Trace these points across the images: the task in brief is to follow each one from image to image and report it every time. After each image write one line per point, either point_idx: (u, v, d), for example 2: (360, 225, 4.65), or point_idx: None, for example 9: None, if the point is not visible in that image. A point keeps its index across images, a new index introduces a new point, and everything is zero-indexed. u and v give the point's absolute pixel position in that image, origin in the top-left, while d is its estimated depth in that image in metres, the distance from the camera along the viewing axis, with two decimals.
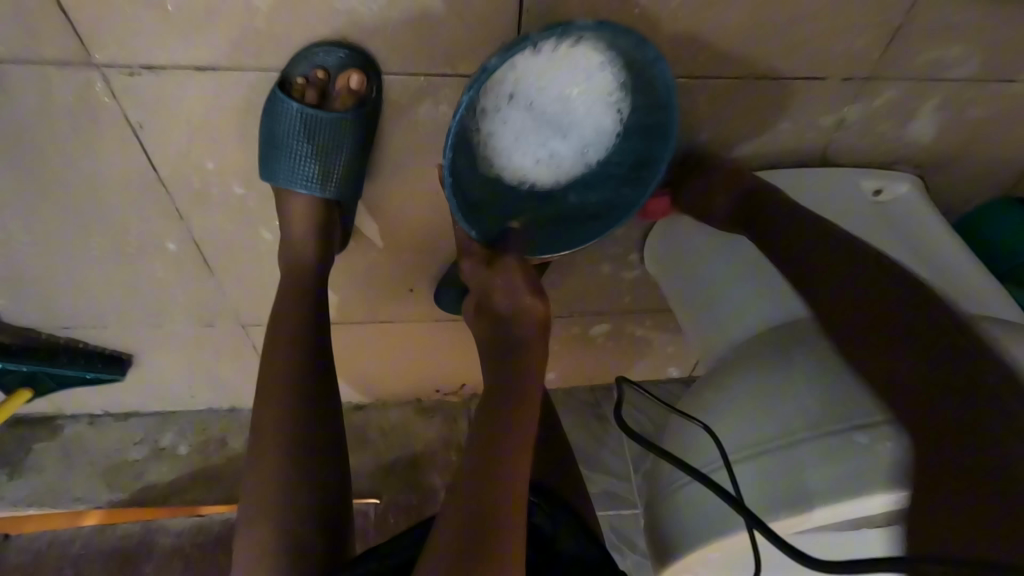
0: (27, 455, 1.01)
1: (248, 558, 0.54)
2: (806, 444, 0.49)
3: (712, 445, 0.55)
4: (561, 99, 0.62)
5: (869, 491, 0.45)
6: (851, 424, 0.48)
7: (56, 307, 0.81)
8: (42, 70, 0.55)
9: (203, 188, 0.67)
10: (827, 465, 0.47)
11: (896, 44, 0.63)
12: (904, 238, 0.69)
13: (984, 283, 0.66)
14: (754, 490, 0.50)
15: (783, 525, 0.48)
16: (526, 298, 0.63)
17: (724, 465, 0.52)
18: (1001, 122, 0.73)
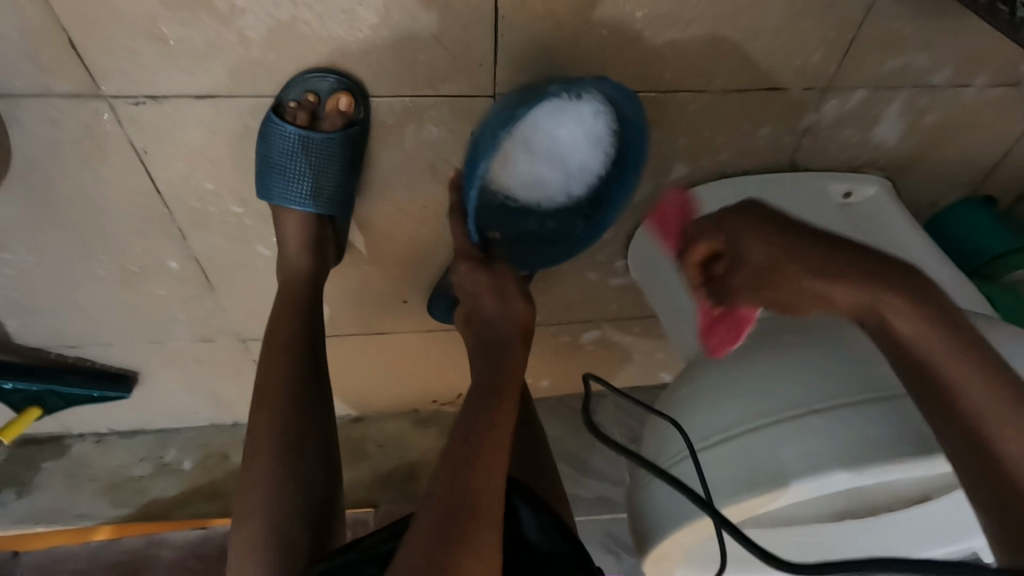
0: (34, 473, 1.03)
1: (239, 552, 0.57)
2: (766, 428, 0.51)
3: (678, 435, 0.57)
4: (559, 141, 0.67)
5: (818, 472, 0.48)
6: (809, 408, 0.51)
7: (63, 327, 0.84)
8: (52, 102, 0.59)
9: (203, 208, 0.70)
10: (782, 447, 0.50)
11: (853, 54, 0.67)
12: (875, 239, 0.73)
13: (951, 279, 0.70)
14: (718, 474, 0.53)
15: (740, 508, 0.51)
16: (519, 306, 0.69)
17: (689, 453, 0.55)
18: (961, 124, 0.76)
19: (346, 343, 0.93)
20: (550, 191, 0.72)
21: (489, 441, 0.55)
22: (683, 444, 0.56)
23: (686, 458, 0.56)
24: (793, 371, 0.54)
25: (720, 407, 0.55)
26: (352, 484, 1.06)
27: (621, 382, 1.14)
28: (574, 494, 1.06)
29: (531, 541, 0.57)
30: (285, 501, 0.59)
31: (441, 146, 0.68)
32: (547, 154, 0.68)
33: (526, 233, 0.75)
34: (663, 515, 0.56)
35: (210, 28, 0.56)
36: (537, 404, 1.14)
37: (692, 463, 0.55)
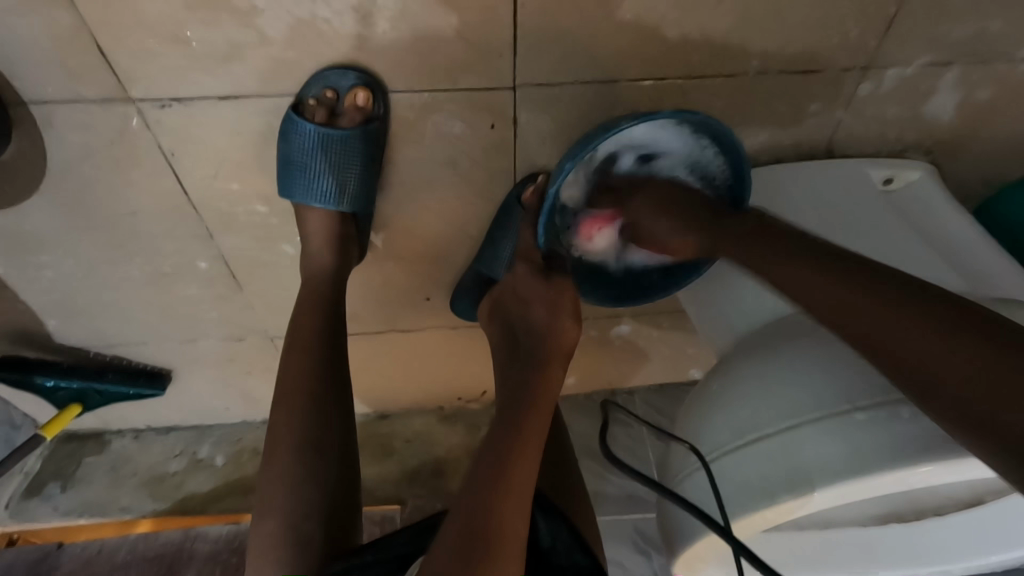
0: (78, 468, 1.08)
1: (263, 544, 0.57)
2: (798, 429, 0.49)
3: (694, 446, 0.57)
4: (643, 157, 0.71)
5: (850, 477, 0.45)
6: (852, 405, 0.48)
7: (102, 326, 0.87)
8: (83, 108, 0.61)
9: (230, 209, 0.72)
10: (810, 449, 0.48)
11: (894, 29, 0.63)
12: (918, 228, 0.69)
13: (1007, 271, 0.65)
14: (733, 485, 0.51)
15: (759, 521, 0.50)
16: (566, 324, 0.69)
17: (702, 465, 0.55)
18: (1014, 101, 0.71)
19: (371, 340, 0.94)
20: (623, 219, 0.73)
21: (518, 452, 0.56)
22: (696, 457, 0.56)
23: (698, 469, 0.55)
24: (829, 372, 0.51)
25: (750, 406, 0.54)
26: (379, 480, 1.07)
27: (649, 378, 1.11)
28: (602, 492, 1.05)
29: (548, 553, 0.58)
30: (304, 498, 0.59)
31: (462, 142, 0.67)
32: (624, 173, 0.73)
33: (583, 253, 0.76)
34: (693, 521, 0.55)
35: (232, 29, 0.56)
36: (564, 401, 1.13)
37: (705, 475, 0.54)
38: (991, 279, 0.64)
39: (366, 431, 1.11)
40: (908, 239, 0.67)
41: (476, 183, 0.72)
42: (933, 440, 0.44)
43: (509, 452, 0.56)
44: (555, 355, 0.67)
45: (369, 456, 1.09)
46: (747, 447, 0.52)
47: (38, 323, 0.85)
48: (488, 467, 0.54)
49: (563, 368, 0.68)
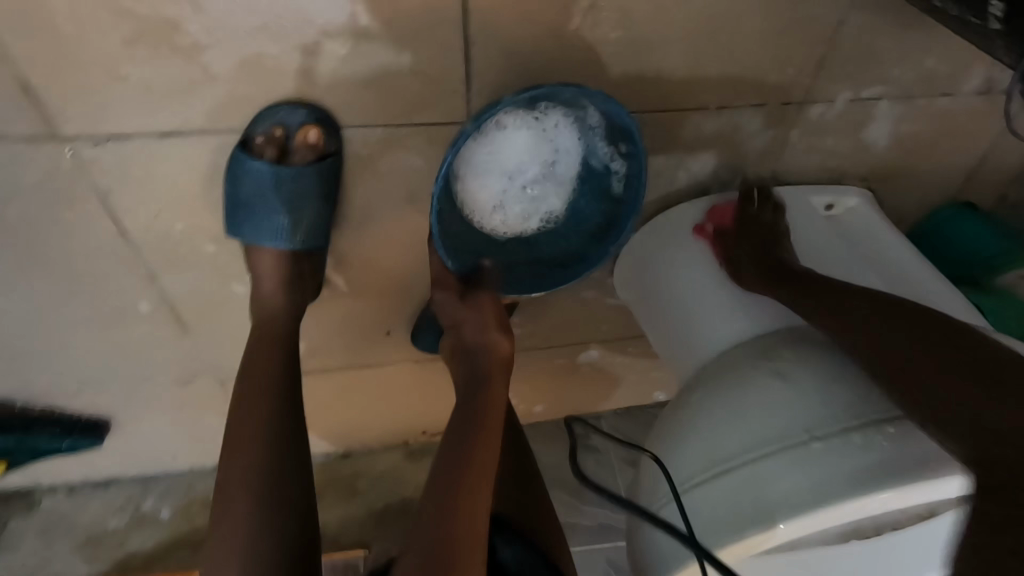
0: (3, 531, 0.98)
1: None
2: (762, 460, 0.50)
3: (662, 477, 0.58)
4: (542, 146, 0.68)
5: (812, 508, 0.46)
6: (811, 435, 0.50)
7: (29, 376, 0.80)
8: (8, 145, 0.57)
9: (174, 248, 0.68)
10: (776, 477, 0.49)
11: (827, 68, 0.67)
12: (857, 252, 0.72)
13: (940, 287, 0.69)
14: (704, 518, 0.51)
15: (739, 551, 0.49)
16: (493, 335, 0.69)
17: (674, 496, 0.54)
18: (939, 131, 0.77)
19: (331, 379, 0.90)
20: (507, 199, 0.71)
21: (472, 489, 0.56)
22: (668, 486, 0.56)
23: (671, 502, 0.55)
24: (783, 401, 0.53)
25: (718, 435, 0.54)
26: (343, 525, 1.03)
27: (616, 403, 1.11)
28: (573, 523, 1.03)
29: None
30: (256, 559, 0.55)
31: (419, 175, 0.66)
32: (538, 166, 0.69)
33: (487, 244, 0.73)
34: (674, 557, 0.54)
35: (173, 65, 0.54)
36: (532, 430, 1.11)
37: (678, 506, 0.54)
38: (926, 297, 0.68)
39: (326, 473, 1.06)
40: (850, 264, 0.71)
41: None
42: (882, 465, 0.46)
43: (455, 490, 0.56)
44: (494, 373, 0.67)
45: (331, 499, 1.04)
46: (719, 479, 0.52)
47: None
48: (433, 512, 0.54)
49: (506, 382, 0.68)
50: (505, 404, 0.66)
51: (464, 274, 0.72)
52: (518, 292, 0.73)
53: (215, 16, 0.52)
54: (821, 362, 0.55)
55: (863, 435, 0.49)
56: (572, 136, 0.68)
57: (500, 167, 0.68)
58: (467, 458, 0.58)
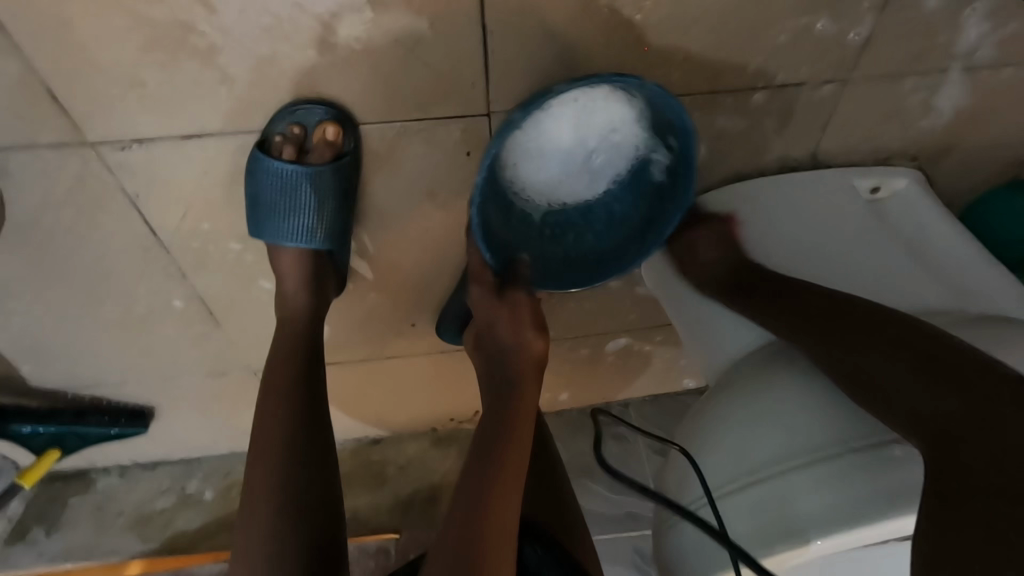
0: (64, 510, 1.05)
1: None
2: (794, 471, 0.50)
3: (695, 479, 0.58)
4: (601, 134, 0.64)
5: (841, 523, 0.46)
6: (848, 447, 0.49)
7: (78, 370, 0.84)
8: (41, 153, 0.58)
9: (202, 247, 0.69)
10: (812, 487, 0.48)
11: (875, 41, 0.62)
12: (906, 240, 0.68)
13: (995, 280, 0.64)
14: (737, 519, 0.52)
15: (777, 560, 0.49)
16: (530, 338, 0.68)
17: (708, 500, 0.55)
18: (1001, 105, 0.70)
19: (358, 369, 0.92)
20: (549, 188, 0.68)
21: (498, 490, 0.56)
22: (702, 490, 0.56)
23: (706, 505, 0.55)
24: (816, 411, 0.52)
25: (751, 440, 0.54)
26: (374, 510, 1.06)
27: (643, 391, 1.10)
28: (598, 511, 1.03)
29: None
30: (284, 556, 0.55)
31: (439, 171, 0.65)
32: (595, 153, 0.65)
33: (527, 234, 0.70)
34: (708, 560, 0.54)
35: (190, 69, 0.54)
36: (559, 417, 1.11)
37: (712, 510, 0.54)
38: (979, 292, 0.63)
39: (358, 458, 1.09)
40: (898, 252, 0.67)
41: (456, 212, 0.70)
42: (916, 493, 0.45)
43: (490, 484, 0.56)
44: (528, 374, 0.67)
45: (361, 484, 1.07)
46: (753, 488, 0.52)
47: (10, 369, 0.82)
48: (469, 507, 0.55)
49: (539, 384, 0.68)
50: (537, 402, 0.67)
51: (502, 271, 0.69)
52: (560, 287, 0.71)
53: (228, 17, 0.51)
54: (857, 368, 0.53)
55: (902, 448, 0.48)
56: (628, 125, 0.63)
57: (550, 155, 0.64)
58: (502, 457, 0.59)
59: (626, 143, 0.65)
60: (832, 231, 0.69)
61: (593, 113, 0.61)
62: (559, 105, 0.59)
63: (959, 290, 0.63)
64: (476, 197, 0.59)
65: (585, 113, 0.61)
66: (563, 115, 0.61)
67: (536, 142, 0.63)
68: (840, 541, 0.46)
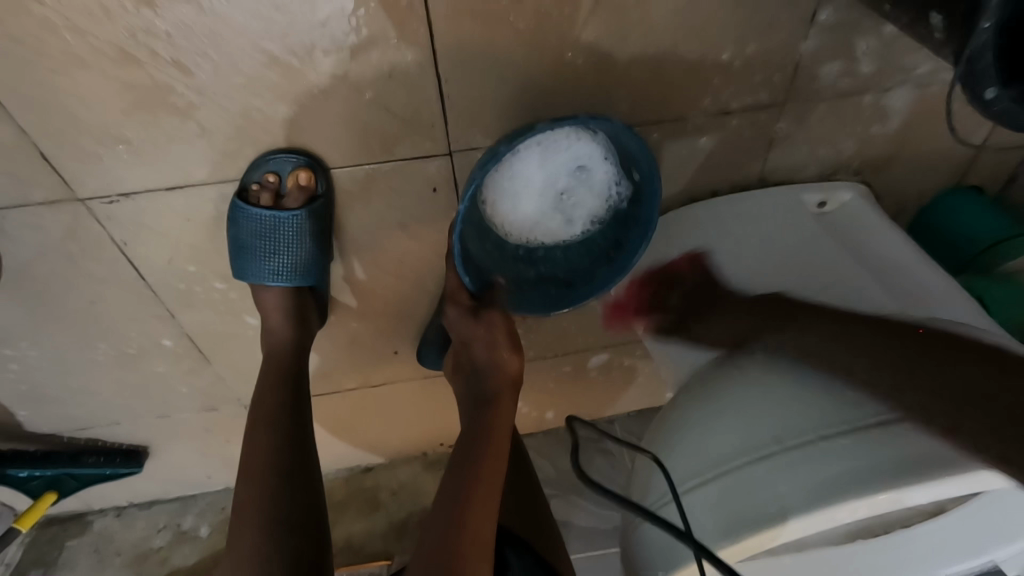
0: (61, 552, 1.06)
1: None
2: (744, 466, 0.53)
3: (662, 478, 0.61)
4: (570, 173, 0.69)
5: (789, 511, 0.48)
6: (789, 442, 0.52)
7: (73, 412, 0.87)
8: (35, 210, 0.62)
9: (188, 288, 0.73)
10: (761, 478, 0.51)
11: (803, 68, 0.67)
12: (872, 255, 0.71)
13: (952, 288, 0.67)
14: (704, 516, 0.54)
15: (731, 552, 0.52)
16: (506, 355, 0.73)
17: (675, 497, 0.57)
18: (931, 119, 0.75)
19: (346, 398, 0.95)
20: (523, 218, 0.72)
21: (474, 502, 0.60)
22: (667, 488, 0.59)
23: (670, 502, 0.59)
24: (766, 408, 0.55)
25: (709, 441, 0.57)
26: (369, 537, 1.07)
27: (627, 405, 1.13)
28: (589, 526, 1.05)
29: None
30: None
31: (409, 206, 0.70)
32: (566, 192, 0.71)
33: (502, 259, 0.75)
34: (665, 553, 0.58)
35: (170, 125, 0.58)
36: (546, 434, 1.14)
37: (676, 507, 0.57)
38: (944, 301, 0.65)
39: (351, 486, 1.11)
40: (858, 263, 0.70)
41: (428, 242, 0.74)
42: (872, 472, 0.47)
43: (466, 501, 0.59)
44: (504, 393, 0.72)
45: (355, 512, 1.09)
46: (708, 484, 0.55)
47: (7, 415, 0.85)
48: (445, 525, 0.57)
49: (514, 399, 0.73)
50: (514, 420, 0.71)
51: (479, 292, 0.73)
52: (533, 311, 0.74)
53: (203, 79, 0.56)
54: (805, 364, 0.57)
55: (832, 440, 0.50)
56: (595, 163, 0.69)
57: (524, 185, 0.70)
58: (477, 472, 0.62)
59: (597, 178, 0.70)
60: (794, 247, 0.72)
61: (563, 151, 0.67)
62: (532, 143, 0.66)
63: (916, 301, 0.66)
64: (456, 224, 0.62)
65: (557, 150, 0.67)
66: (537, 150, 0.67)
67: (512, 173, 0.69)
68: (787, 534, 0.49)
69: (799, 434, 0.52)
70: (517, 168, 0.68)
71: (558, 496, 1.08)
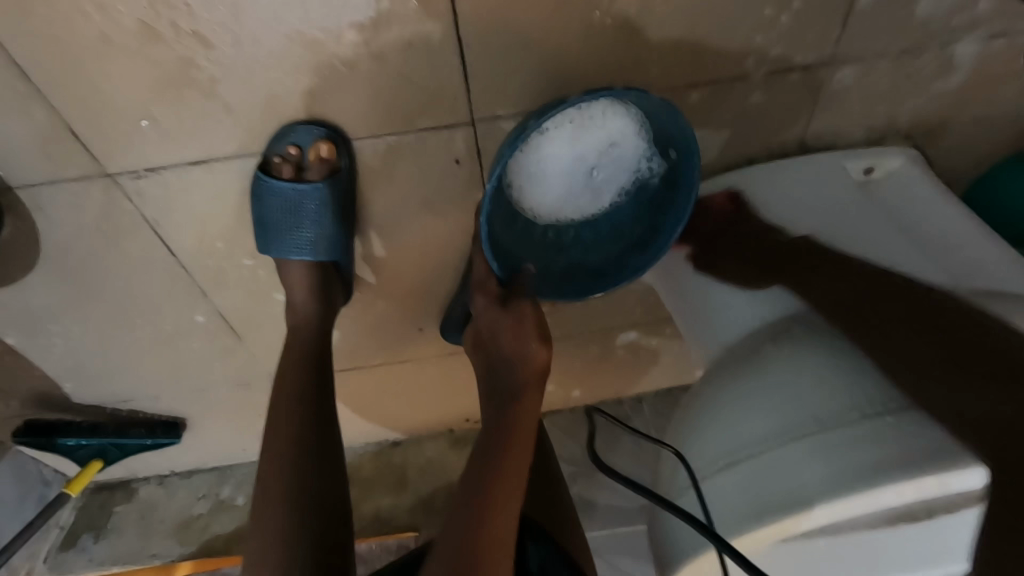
0: (110, 517, 1.12)
1: None
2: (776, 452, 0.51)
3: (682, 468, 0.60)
4: (601, 149, 0.66)
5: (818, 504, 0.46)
6: (825, 427, 0.49)
7: (115, 386, 0.90)
8: (70, 187, 0.64)
9: (217, 265, 0.74)
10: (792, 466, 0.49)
11: (852, 23, 0.62)
12: (927, 230, 0.66)
13: (1014, 266, 0.62)
14: (721, 505, 0.53)
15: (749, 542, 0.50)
16: (535, 347, 0.70)
17: (693, 484, 0.56)
18: (994, 77, 0.69)
19: (374, 375, 0.95)
20: (552, 201, 0.70)
21: (497, 490, 0.60)
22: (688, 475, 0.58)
23: (690, 489, 0.57)
24: (804, 392, 0.52)
25: (740, 422, 0.55)
26: (397, 510, 1.09)
27: (654, 385, 1.10)
28: (615, 505, 1.04)
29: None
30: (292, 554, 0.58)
31: (432, 181, 0.68)
32: (596, 170, 0.68)
33: (531, 242, 0.72)
34: (686, 542, 0.57)
35: (193, 99, 0.58)
36: (572, 413, 1.13)
37: (697, 494, 0.56)
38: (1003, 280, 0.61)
39: (380, 461, 1.13)
40: (914, 239, 0.65)
41: (452, 218, 0.73)
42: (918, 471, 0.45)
43: (489, 491, 0.59)
44: (530, 385, 0.69)
45: (383, 487, 1.11)
46: (734, 468, 0.53)
47: (54, 388, 0.89)
48: (464, 519, 0.57)
49: (541, 390, 0.70)
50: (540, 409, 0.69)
51: (506, 279, 0.71)
52: (565, 298, 0.72)
53: (223, 51, 0.55)
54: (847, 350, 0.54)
55: (871, 427, 0.48)
56: (626, 138, 0.66)
57: (552, 167, 0.67)
58: (500, 464, 0.62)
59: (629, 154, 0.67)
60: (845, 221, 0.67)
61: (594, 127, 0.64)
62: (561, 120, 0.63)
63: (981, 279, 0.61)
64: (484, 208, 0.60)
65: (587, 125, 0.64)
66: (566, 126, 0.64)
67: (540, 152, 0.66)
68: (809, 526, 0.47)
69: (837, 418, 0.49)
70: (545, 147, 0.65)
71: (584, 474, 1.07)
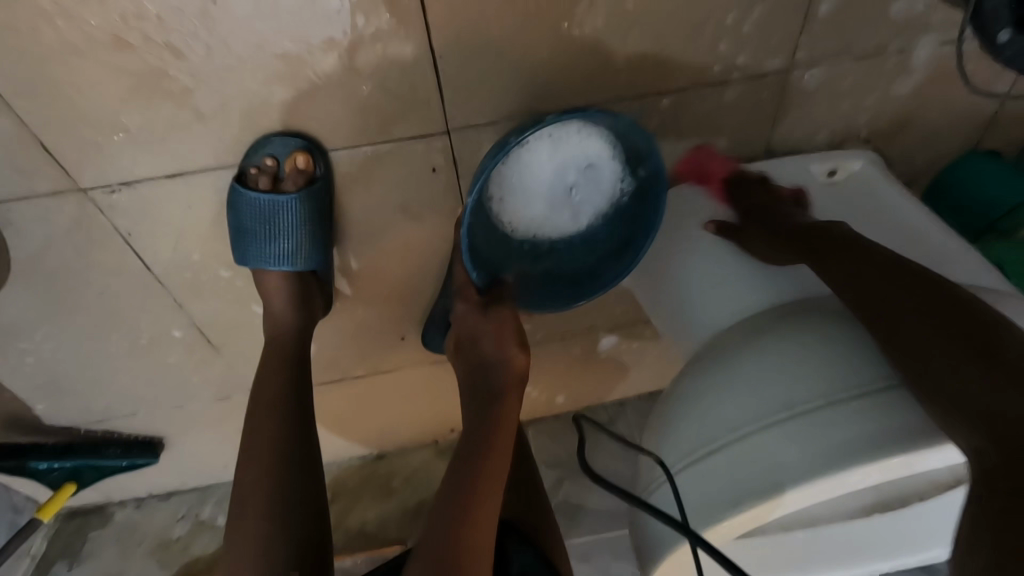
0: (84, 543, 1.08)
1: None
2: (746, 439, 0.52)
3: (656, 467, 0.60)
4: (579, 168, 0.68)
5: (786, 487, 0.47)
6: (792, 413, 0.51)
7: (89, 405, 0.88)
8: (41, 202, 0.63)
9: (194, 277, 0.73)
10: (761, 454, 0.50)
11: (808, 30, 0.65)
12: (891, 226, 0.68)
13: (971, 259, 0.64)
14: (693, 497, 0.54)
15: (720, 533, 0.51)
16: (513, 351, 0.72)
17: (668, 478, 0.57)
18: (944, 81, 0.73)
19: (356, 385, 0.95)
20: (533, 217, 0.72)
21: (479, 494, 0.60)
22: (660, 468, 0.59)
23: (664, 483, 0.58)
24: (772, 380, 0.54)
25: (714, 413, 0.56)
26: (383, 523, 1.08)
27: (637, 387, 1.12)
28: (601, 508, 1.05)
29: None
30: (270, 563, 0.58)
31: (409, 188, 0.69)
32: (575, 188, 0.70)
33: (513, 252, 0.74)
34: (663, 537, 0.58)
35: (167, 110, 0.58)
36: (557, 419, 1.13)
37: (670, 487, 0.57)
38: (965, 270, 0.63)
39: (364, 473, 1.12)
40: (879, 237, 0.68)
41: (430, 225, 0.73)
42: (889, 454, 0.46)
43: (470, 494, 0.60)
44: (510, 389, 0.71)
45: (369, 499, 1.10)
46: (706, 458, 0.54)
47: (25, 408, 0.86)
48: (449, 519, 0.57)
49: (521, 395, 0.72)
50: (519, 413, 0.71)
51: (486, 288, 0.72)
52: (543, 310, 0.73)
53: (196, 62, 0.55)
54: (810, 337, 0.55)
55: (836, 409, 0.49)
56: (603, 157, 0.67)
57: (533, 182, 0.69)
58: (479, 468, 0.62)
59: (605, 171, 0.68)
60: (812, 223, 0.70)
61: (572, 145, 0.66)
62: (539, 139, 0.65)
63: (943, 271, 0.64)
64: (464, 220, 0.61)
65: (566, 144, 0.66)
66: (545, 144, 0.66)
67: (519, 167, 0.68)
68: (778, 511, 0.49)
69: (805, 403, 0.51)
70: (525, 164, 0.67)
71: (571, 479, 1.07)
